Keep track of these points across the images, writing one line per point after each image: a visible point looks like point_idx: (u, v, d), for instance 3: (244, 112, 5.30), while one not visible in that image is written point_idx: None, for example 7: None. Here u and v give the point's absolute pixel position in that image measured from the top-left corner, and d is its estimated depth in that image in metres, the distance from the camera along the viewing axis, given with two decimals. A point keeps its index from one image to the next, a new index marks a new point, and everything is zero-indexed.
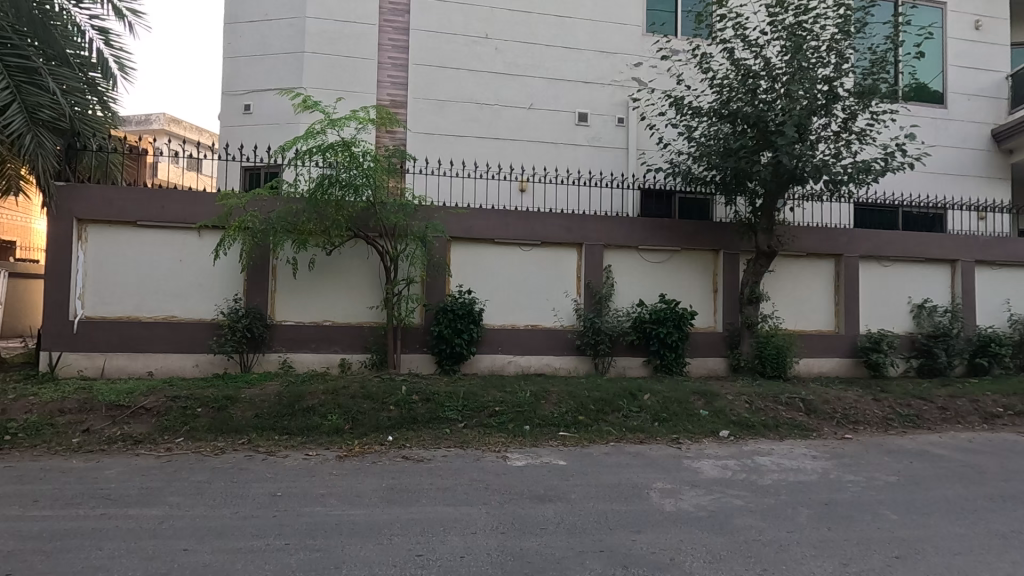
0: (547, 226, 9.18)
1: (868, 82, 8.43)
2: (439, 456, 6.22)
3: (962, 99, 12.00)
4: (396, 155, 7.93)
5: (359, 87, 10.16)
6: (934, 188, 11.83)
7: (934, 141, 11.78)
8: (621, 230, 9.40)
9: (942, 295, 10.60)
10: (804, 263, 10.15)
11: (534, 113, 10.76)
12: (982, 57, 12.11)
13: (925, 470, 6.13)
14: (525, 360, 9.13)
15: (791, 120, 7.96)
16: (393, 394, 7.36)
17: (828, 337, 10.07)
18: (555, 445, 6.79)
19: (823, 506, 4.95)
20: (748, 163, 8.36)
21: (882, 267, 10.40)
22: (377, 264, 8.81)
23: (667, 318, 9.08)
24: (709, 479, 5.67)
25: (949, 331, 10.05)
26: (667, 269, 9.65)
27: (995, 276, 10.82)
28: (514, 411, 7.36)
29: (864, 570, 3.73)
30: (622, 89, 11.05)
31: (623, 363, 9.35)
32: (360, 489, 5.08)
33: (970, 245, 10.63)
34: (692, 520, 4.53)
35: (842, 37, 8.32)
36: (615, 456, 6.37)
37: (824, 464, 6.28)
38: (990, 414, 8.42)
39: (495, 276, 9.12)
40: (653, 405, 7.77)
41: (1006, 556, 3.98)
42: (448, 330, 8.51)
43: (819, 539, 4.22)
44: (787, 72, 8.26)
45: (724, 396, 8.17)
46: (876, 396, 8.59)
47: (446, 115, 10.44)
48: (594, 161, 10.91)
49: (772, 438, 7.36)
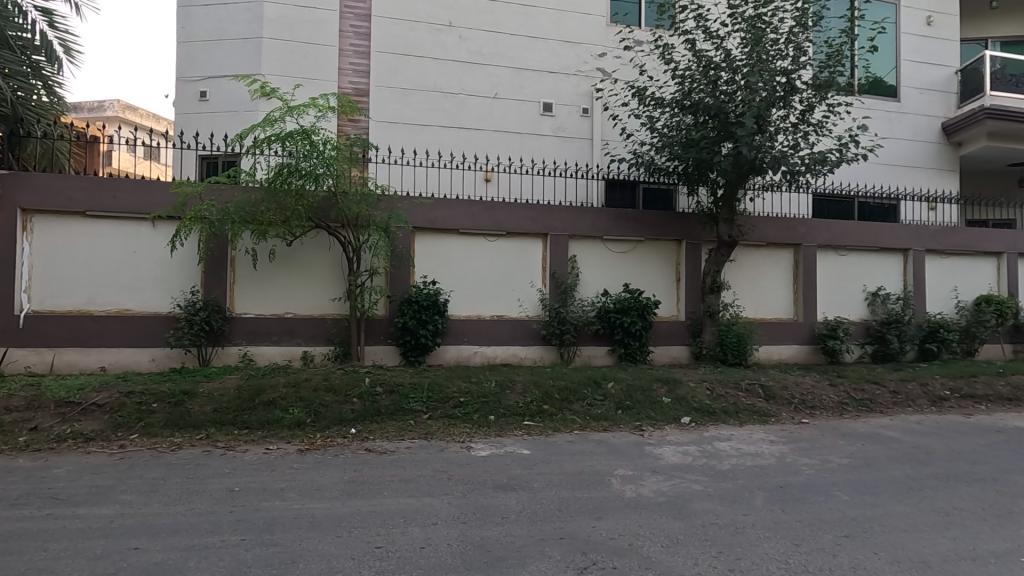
0: (512, 216, 9.17)
1: (825, 75, 8.62)
2: (403, 447, 6.19)
3: (915, 93, 12.37)
4: (358, 144, 7.86)
5: (320, 75, 9.96)
6: (888, 179, 12.18)
7: (887, 133, 12.13)
8: (585, 221, 9.46)
9: (894, 282, 10.95)
10: (764, 252, 10.36)
11: (499, 102, 10.70)
12: (934, 51, 12.50)
13: (876, 452, 6.35)
14: (491, 351, 9.12)
15: (751, 111, 8.07)
16: (357, 386, 7.30)
17: (787, 324, 10.33)
18: (519, 434, 6.82)
19: (778, 489, 5.08)
20: (709, 154, 8.47)
21: (839, 256, 10.69)
22: (339, 254, 8.69)
23: (630, 307, 9.18)
24: (670, 465, 5.77)
25: (901, 318, 10.40)
26: (631, 258, 9.75)
27: (944, 264, 11.24)
28: (479, 401, 7.37)
29: (815, 550, 3.84)
30: (587, 79, 11.07)
31: (588, 352, 9.43)
32: (321, 482, 5.03)
33: (921, 235, 10.99)
34: (652, 506, 4.61)
35: (800, 30, 8.47)
36: (579, 444, 6.44)
37: (781, 449, 6.43)
38: (938, 397, 8.77)
39: (461, 267, 9.08)
40: (617, 393, 7.86)
41: (948, 533, 4.15)
42: (413, 321, 8.44)
43: (773, 521, 4.33)
44: (747, 64, 8.37)
45: (687, 383, 8.33)
46: (832, 382, 8.86)
47: (410, 104, 10.30)
48: (559, 151, 10.92)
49: (732, 424, 7.53)
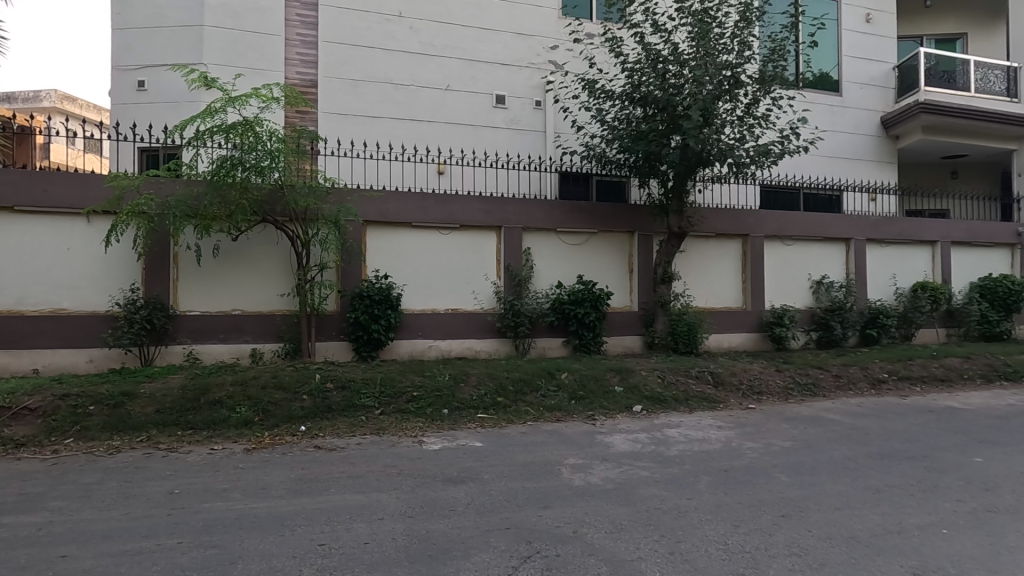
0: (465, 209, 9.13)
1: (768, 69, 8.84)
2: (353, 444, 6.11)
3: (855, 88, 12.81)
4: (305, 136, 7.70)
5: (266, 65, 9.70)
6: (831, 171, 12.59)
7: (830, 126, 12.53)
8: (539, 213, 9.49)
9: (838, 271, 11.35)
10: (713, 243, 10.59)
11: (451, 94, 10.61)
12: (873, 47, 12.96)
13: (818, 434, 6.58)
14: (446, 345, 9.09)
15: (697, 104, 8.23)
16: (307, 383, 7.17)
17: (735, 313, 10.60)
18: (472, 427, 6.82)
19: (722, 473, 5.22)
20: (658, 146, 8.61)
21: (785, 246, 11.01)
22: (288, 249, 8.50)
23: (584, 298, 9.27)
24: (619, 453, 5.86)
25: (844, 305, 10.80)
26: (584, 250, 9.84)
27: (883, 253, 11.71)
28: (432, 395, 7.33)
29: (752, 530, 3.97)
30: (539, 71, 11.09)
31: (543, 344, 9.49)
32: (267, 481, 4.93)
33: (862, 225, 11.41)
34: (600, 493, 4.68)
35: (744, 25, 8.66)
36: (532, 435, 6.48)
37: (728, 434, 6.60)
38: (877, 380, 9.16)
39: (414, 261, 9.00)
40: (570, 383, 7.95)
41: (878, 508, 4.34)
42: (365, 316, 8.35)
43: (714, 503, 4.46)
44: (694, 57, 8.53)
45: (638, 372, 8.48)
46: (779, 368, 9.15)
47: (360, 95, 10.12)
48: (512, 144, 10.92)
49: (682, 411, 7.70)
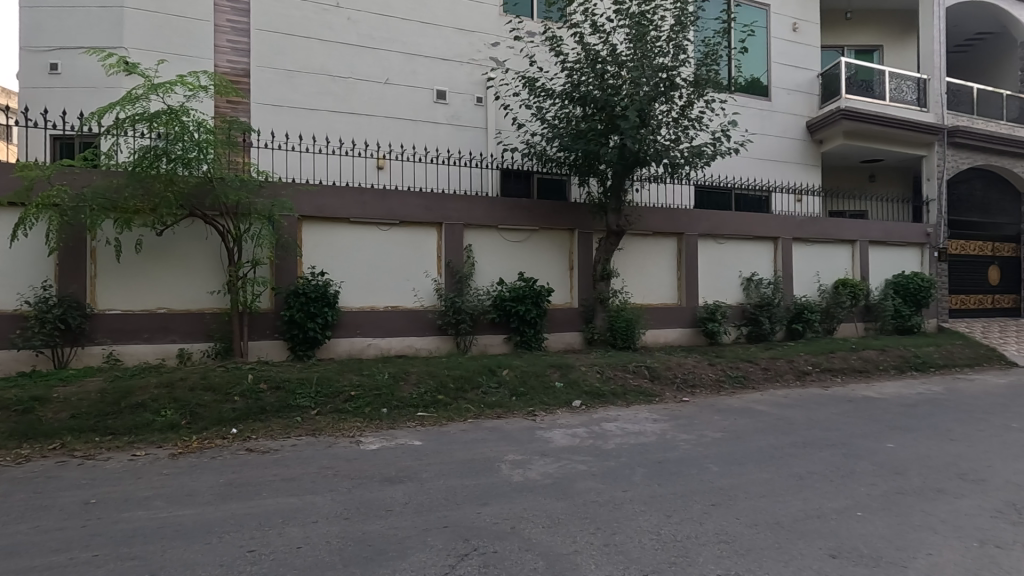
0: (405, 205, 9.00)
1: (702, 73, 9.12)
2: (288, 445, 5.93)
3: (783, 93, 13.41)
4: (236, 127, 7.39)
5: (193, 52, 9.26)
6: (761, 173, 13.13)
7: (759, 130, 13.08)
8: (480, 210, 9.48)
9: (767, 268, 11.87)
10: (650, 241, 10.86)
11: (391, 88, 10.44)
12: (799, 55, 13.60)
13: (747, 425, 6.87)
14: (386, 343, 8.95)
15: (634, 105, 8.41)
16: (239, 383, 6.92)
17: (671, 309, 10.93)
18: (412, 426, 6.75)
19: (656, 464, 5.37)
20: (597, 146, 8.76)
21: (718, 244, 11.42)
22: (218, 245, 8.14)
23: (525, 295, 9.32)
24: (558, 447, 5.94)
25: (772, 301, 11.32)
26: (525, 248, 9.89)
27: (808, 252, 12.33)
28: (371, 394, 7.21)
29: (684, 519, 4.09)
30: (480, 68, 11.05)
31: (484, 341, 9.49)
32: (194, 487, 4.72)
33: (789, 224, 11.97)
34: (538, 488, 4.73)
35: (680, 29, 8.90)
36: (472, 432, 6.47)
37: (663, 426, 6.80)
38: (802, 371, 9.66)
39: (352, 258, 8.81)
40: (512, 379, 7.99)
41: (800, 494, 4.57)
42: (301, 314, 8.11)
43: (649, 495, 4.57)
44: (632, 59, 8.72)
45: (578, 367, 8.61)
46: (711, 361, 9.49)
47: (295, 87, 9.81)
48: (453, 140, 10.83)
49: (620, 405, 7.87)
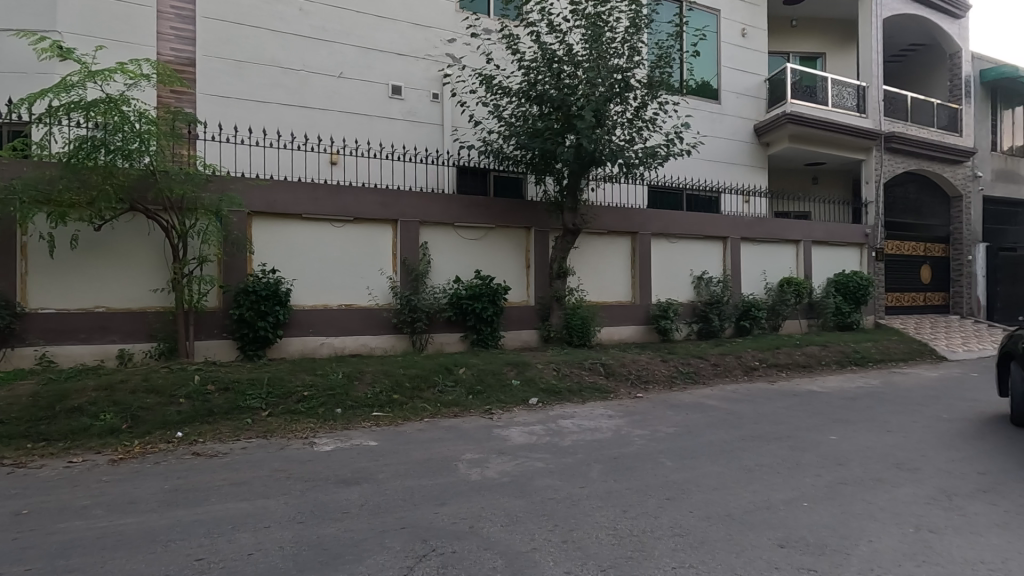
0: (360, 201, 8.84)
1: (656, 75, 9.29)
2: (237, 448, 5.74)
3: (732, 97, 13.80)
4: (180, 118, 7.11)
5: (133, 38, 8.85)
6: (712, 174, 13.47)
7: (710, 132, 13.42)
8: (436, 208, 9.39)
9: (716, 267, 12.20)
10: (605, 240, 11.00)
11: (345, 82, 10.22)
12: (747, 60, 14.02)
13: (698, 420, 7.05)
14: (340, 341, 8.78)
15: (590, 105, 8.49)
16: (184, 385, 6.66)
17: (625, 307, 11.11)
18: (367, 426, 6.64)
19: (612, 460, 5.44)
20: (553, 145, 8.80)
21: (670, 243, 11.67)
22: (161, 240, 7.81)
23: (482, 293, 9.29)
24: (515, 445, 5.94)
25: (721, 299, 11.65)
26: (481, 245, 9.87)
27: (756, 251, 12.75)
28: (325, 394, 7.06)
29: (640, 514, 4.17)
30: (436, 64, 10.95)
31: (440, 339, 9.43)
32: (137, 494, 4.51)
33: (737, 225, 12.33)
34: (496, 486, 4.72)
35: (634, 31, 9.04)
36: (429, 432, 6.42)
37: (618, 422, 6.91)
38: (750, 367, 9.98)
39: (304, 255, 8.59)
40: (468, 378, 7.96)
41: (750, 486, 4.71)
42: (250, 313, 7.87)
43: (606, 490, 4.64)
44: (588, 59, 8.79)
45: (535, 365, 8.65)
46: (664, 358, 9.70)
47: (245, 78, 9.49)
48: (409, 135, 10.69)
49: (575, 402, 7.95)
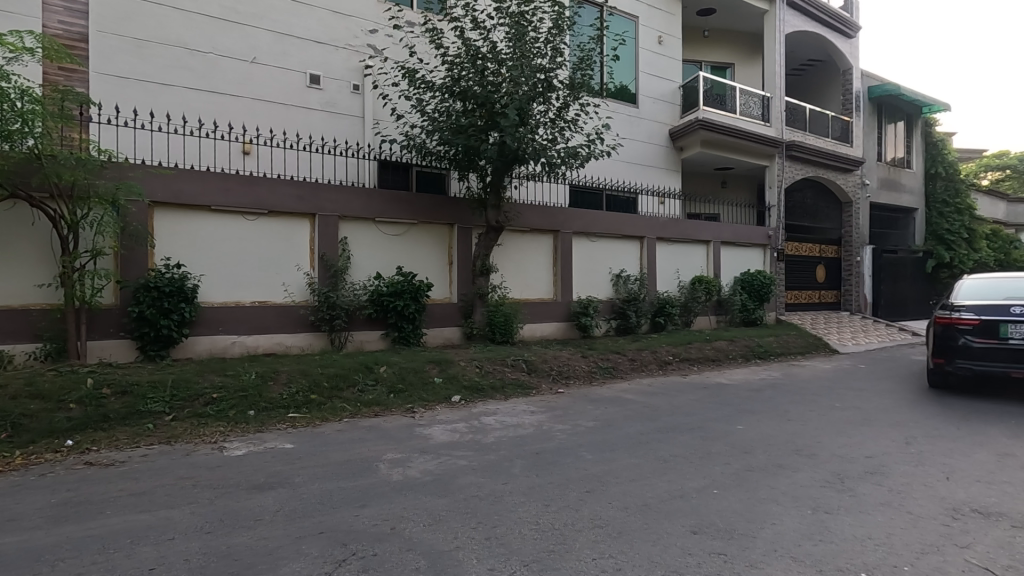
0: (275, 193, 8.44)
1: (577, 76, 9.46)
2: (137, 456, 5.35)
3: (649, 101, 14.31)
4: (70, 98, 6.52)
5: (14, 7, 8.01)
6: (630, 175, 13.89)
7: (628, 134, 13.85)
8: (356, 202, 9.13)
9: (633, 266, 12.61)
10: (527, 238, 11.12)
11: (259, 68, 9.73)
12: (663, 67, 14.58)
13: (617, 413, 7.27)
14: (252, 340, 8.36)
15: (513, 103, 8.53)
16: (74, 390, 6.13)
17: (547, 304, 11.28)
18: (282, 428, 6.37)
19: (534, 455, 5.51)
20: (477, 141, 8.78)
21: (590, 242, 11.95)
22: (48, 231, 7.15)
23: (403, 290, 9.13)
24: (438, 444, 5.88)
25: (638, 296, 12.09)
26: (403, 242, 9.70)
27: (670, 250, 13.30)
28: (236, 395, 6.71)
29: (561, 507, 4.24)
30: (357, 54, 10.66)
31: (361, 337, 9.20)
32: (18, 510, 4.09)
33: (653, 225, 12.80)
34: (419, 486, 4.67)
35: (557, 32, 9.16)
36: (348, 432, 6.24)
37: (539, 417, 7.01)
38: (664, 361, 10.42)
39: (212, 248, 8.11)
40: (389, 376, 7.81)
41: (665, 476, 4.91)
42: (152, 310, 7.34)
43: (528, 486, 4.68)
44: (511, 58, 8.83)
45: (458, 362, 8.62)
46: (584, 354, 9.93)
47: (146, 58, 8.84)
48: (328, 127, 10.33)
49: (498, 398, 7.98)
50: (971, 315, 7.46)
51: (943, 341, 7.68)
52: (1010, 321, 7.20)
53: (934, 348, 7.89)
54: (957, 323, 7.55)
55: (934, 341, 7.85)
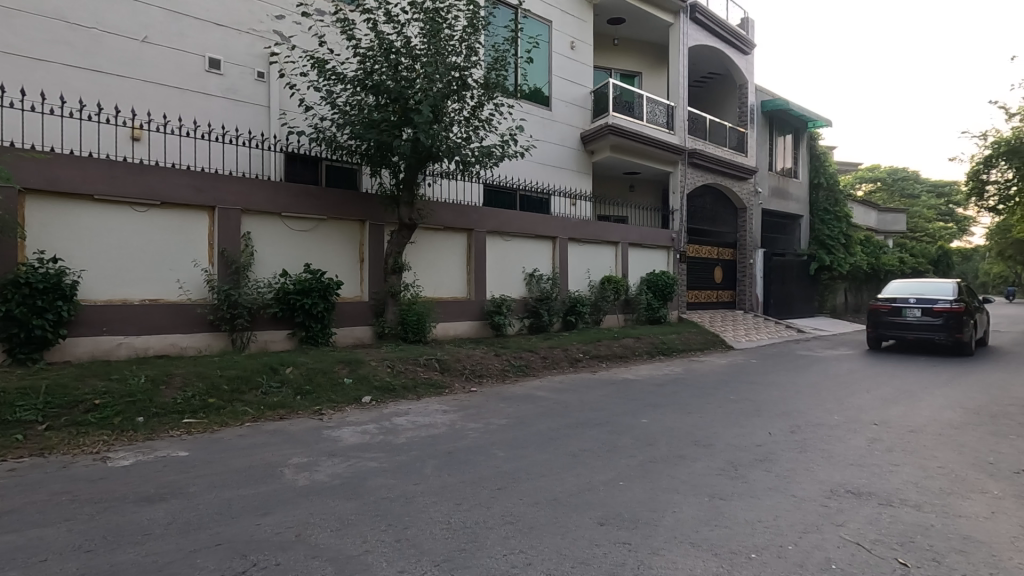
0: (169, 184, 7.88)
1: (492, 77, 9.49)
2: (2, 471, 4.81)
3: (562, 104, 14.63)
4: None
5: None
6: (544, 176, 14.13)
7: (542, 136, 14.09)
8: (260, 196, 8.69)
9: (546, 265, 12.85)
10: (441, 236, 11.05)
11: (151, 48, 9.04)
12: (575, 72, 14.96)
13: (528, 410, 7.39)
14: (142, 341, 7.74)
15: (427, 100, 8.44)
16: None
17: (460, 303, 11.25)
18: (176, 435, 5.96)
19: (446, 455, 5.49)
20: (390, 137, 8.62)
21: (504, 241, 12.04)
22: None
23: (311, 288, 8.79)
24: (347, 446, 5.72)
25: (550, 296, 12.34)
26: (311, 238, 9.35)
27: (581, 250, 13.67)
28: (124, 401, 6.20)
29: (472, 505, 4.25)
30: (262, 40, 10.15)
31: (264, 337, 8.78)
32: None
33: (566, 225, 13.10)
34: (326, 490, 4.51)
35: (472, 32, 9.16)
36: (251, 437, 5.94)
37: (452, 417, 6.98)
38: (575, 359, 10.70)
39: (96, 241, 7.45)
40: (296, 378, 7.50)
41: (574, 471, 5.04)
42: (23, 309, 6.62)
43: (440, 485, 4.65)
44: (425, 54, 8.73)
45: (369, 362, 8.42)
46: (497, 352, 10.02)
47: (16, 30, 7.98)
48: (229, 115, 9.77)
49: (410, 398, 7.88)
50: (888, 302, 12.09)
51: (874, 319, 12.35)
52: (909, 306, 11.79)
53: (869, 324, 12.55)
54: (881, 308, 12.19)
55: (868, 320, 12.50)
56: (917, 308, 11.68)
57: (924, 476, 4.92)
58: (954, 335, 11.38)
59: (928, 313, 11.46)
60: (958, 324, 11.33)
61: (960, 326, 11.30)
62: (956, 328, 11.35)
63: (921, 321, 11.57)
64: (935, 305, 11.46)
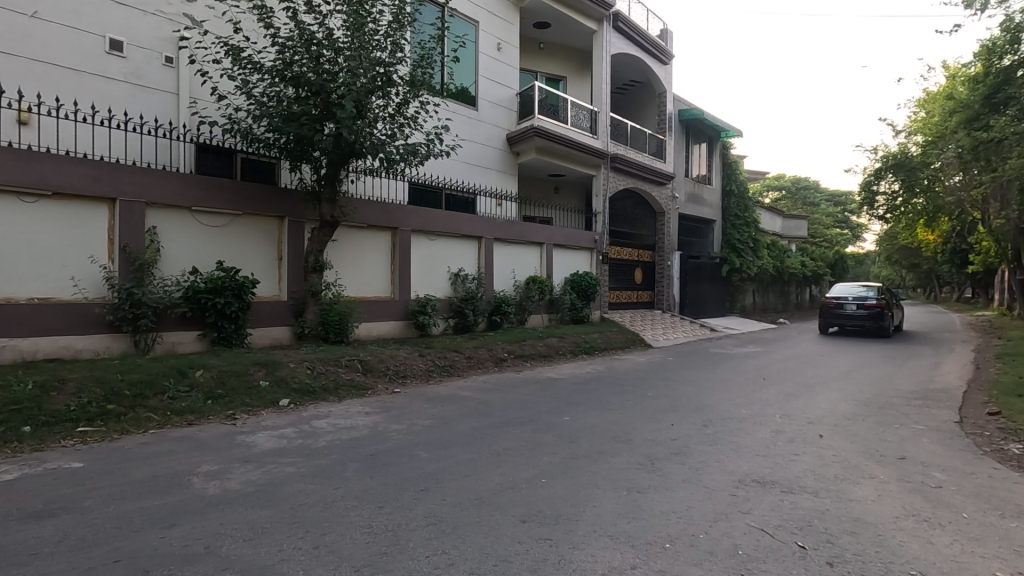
0: (63, 172, 7.27)
1: (418, 74, 9.37)
2: None
3: (489, 105, 14.68)
4: None
5: None
6: (470, 175, 14.12)
7: (468, 136, 14.09)
8: (168, 188, 8.17)
9: (471, 265, 12.85)
10: (365, 234, 10.81)
11: (41, 24, 8.30)
12: (502, 73, 15.05)
13: (452, 410, 7.36)
14: (30, 344, 7.08)
15: (350, 95, 8.22)
16: None
17: (384, 302, 11.05)
18: (69, 445, 5.50)
19: (367, 457, 5.38)
20: (311, 131, 8.34)
21: (430, 240, 11.94)
22: None
23: (224, 287, 8.37)
24: (262, 452, 5.49)
25: (475, 295, 12.35)
26: (224, 234, 8.90)
27: (506, 250, 13.76)
28: (7, 409, 5.66)
29: (395, 508, 4.18)
30: (169, 23, 9.56)
31: (172, 338, 8.27)
32: None
33: (491, 225, 13.14)
34: (238, 499, 4.30)
35: (397, 27, 9.01)
36: (156, 445, 5.58)
37: (374, 419, 6.85)
38: (499, 358, 10.76)
39: None
40: (207, 381, 7.11)
41: (497, 469, 5.07)
42: None
43: (362, 489, 4.55)
44: (349, 47, 8.50)
45: (286, 364, 8.10)
46: (421, 352, 9.91)
47: None
48: (132, 100, 9.12)
49: (331, 400, 7.66)
50: (833, 299, 14.94)
51: (822, 312, 15.13)
52: (848, 302, 14.68)
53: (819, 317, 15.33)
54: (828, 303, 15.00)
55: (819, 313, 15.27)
56: (855, 304, 14.58)
57: (821, 464, 5.31)
58: (880, 324, 14.28)
59: (862, 307, 14.35)
60: (884, 316, 14.25)
61: (884, 317, 14.22)
62: (881, 319, 14.24)
63: (857, 313, 14.42)
64: (867, 301, 14.35)
